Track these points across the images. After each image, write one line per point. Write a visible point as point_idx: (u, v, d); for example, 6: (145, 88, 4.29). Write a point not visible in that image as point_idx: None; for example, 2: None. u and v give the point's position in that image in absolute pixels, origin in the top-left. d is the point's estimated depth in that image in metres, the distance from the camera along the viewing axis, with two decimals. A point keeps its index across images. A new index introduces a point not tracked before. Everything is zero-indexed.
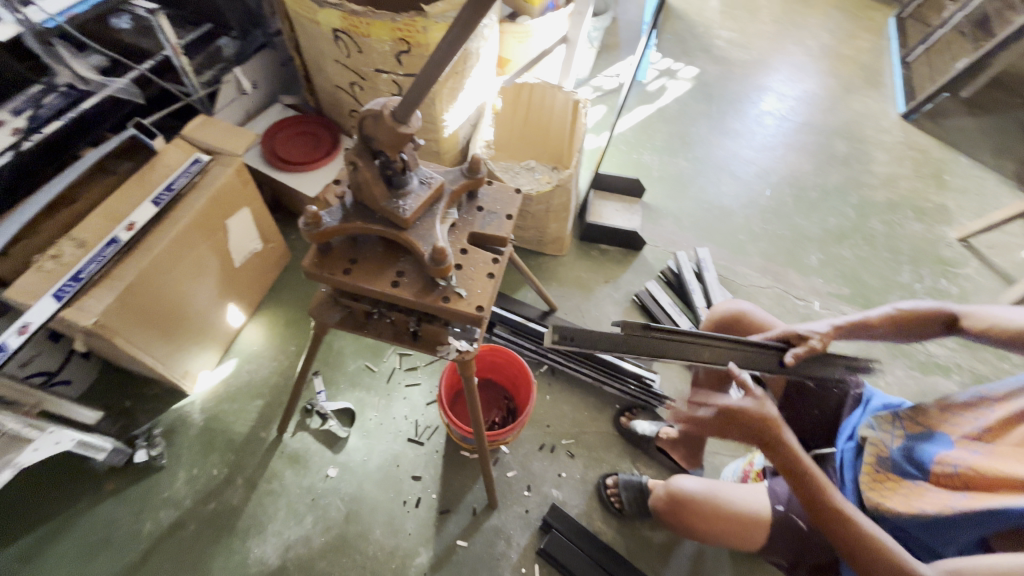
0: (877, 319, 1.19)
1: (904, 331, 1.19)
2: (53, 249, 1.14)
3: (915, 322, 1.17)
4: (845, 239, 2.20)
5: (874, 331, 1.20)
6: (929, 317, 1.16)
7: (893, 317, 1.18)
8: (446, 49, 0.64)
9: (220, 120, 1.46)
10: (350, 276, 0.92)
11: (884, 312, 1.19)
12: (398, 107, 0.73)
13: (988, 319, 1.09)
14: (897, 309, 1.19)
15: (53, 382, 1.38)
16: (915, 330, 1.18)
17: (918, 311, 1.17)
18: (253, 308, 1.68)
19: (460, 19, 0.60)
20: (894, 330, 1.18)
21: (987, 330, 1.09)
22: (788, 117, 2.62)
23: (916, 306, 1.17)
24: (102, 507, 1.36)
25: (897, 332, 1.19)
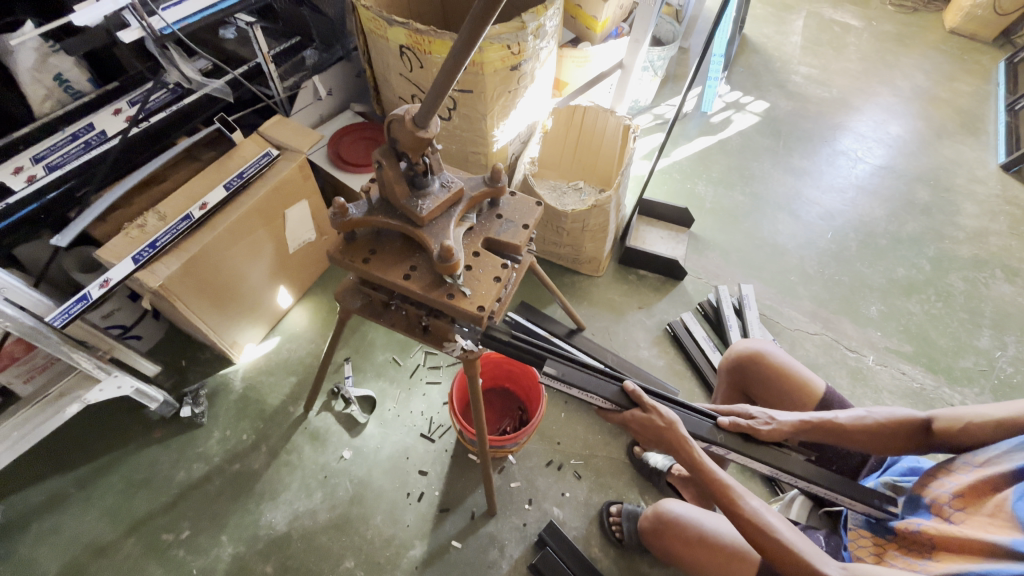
0: (849, 423, 1.09)
1: (880, 440, 1.07)
2: (140, 220, 1.33)
3: (887, 428, 1.07)
4: (915, 293, 2.02)
5: (847, 436, 1.09)
6: (899, 422, 1.06)
7: (865, 422, 1.08)
8: (453, 62, 0.70)
9: (291, 120, 1.63)
10: (367, 265, 1.00)
11: (852, 414, 1.10)
12: (417, 113, 0.81)
13: (959, 418, 1.00)
14: (867, 414, 1.09)
15: (127, 335, 1.58)
16: (892, 439, 1.07)
17: (890, 417, 1.07)
18: (302, 292, 1.83)
19: (463, 35, 0.67)
20: (864, 436, 1.07)
21: (961, 431, 0.99)
22: (864, 159, 2.47)
23: (887, 413, 1.08)
24: (148, 451, 1.52)
25: (873, 440, 1.08)
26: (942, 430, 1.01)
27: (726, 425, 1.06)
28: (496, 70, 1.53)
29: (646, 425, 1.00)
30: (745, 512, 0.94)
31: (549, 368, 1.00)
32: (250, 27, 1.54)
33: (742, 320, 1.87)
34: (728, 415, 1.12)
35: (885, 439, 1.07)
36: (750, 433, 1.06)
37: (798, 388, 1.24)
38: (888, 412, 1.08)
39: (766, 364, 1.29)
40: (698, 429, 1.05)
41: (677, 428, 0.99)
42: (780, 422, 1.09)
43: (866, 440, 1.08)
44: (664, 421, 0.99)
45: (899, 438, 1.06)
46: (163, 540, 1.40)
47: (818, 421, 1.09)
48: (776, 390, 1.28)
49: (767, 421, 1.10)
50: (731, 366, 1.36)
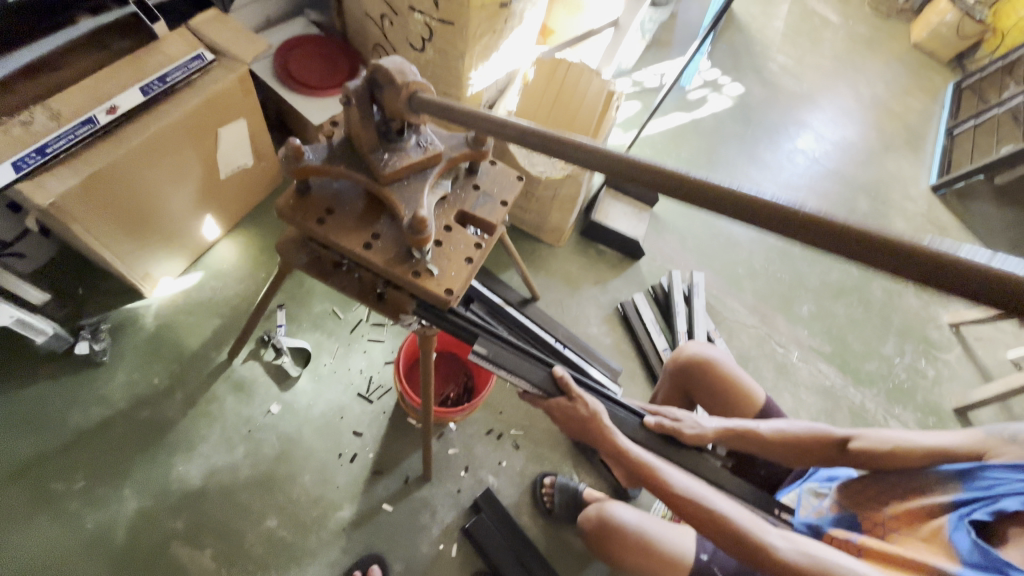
0: (769, 434, 1.15)
1: (795, 452, 1.15)
2: (24, 116, 1.07)
3: (804, 441, 1.14)
4: (841, 297, 2.17)
5: (761, 443, 1.16)
6: (818, 437, 1.13)
7: (785, 433, 1.15)
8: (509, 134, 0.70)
9: (231, 19, 1.37)
10: (323, 227, 0.88)
11: (774, 426, 1.16)
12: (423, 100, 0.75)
13: (876, 440, 1.06)
14: (789, 427, 1.16)
15: (6, 253, 1.31)
16: (807, 450, 1.13)
17: (810, 431, 1.14)
18: (231, 224, 1.62)
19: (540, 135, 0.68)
20: (778, 445, 1.15)
21: (876, 452, 1.05)
22: (820, 160, 2.54)
23: (807, 428, 1.15)
24: (34, 389, 1.32)
25: (787, 451, 1.15)
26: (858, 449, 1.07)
27: (652, 424, 1.16)
28: (483, 6, 1.36)
29: (570, 414, 1.03)
30: (674, 490, 0.98)
31: (478, 347, 0.98)
32: None
33: (689, 307, 1.92)
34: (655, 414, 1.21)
35: (802, 451, 1.14)
36: (673, 434, 1.16)
37: (742, 398, 1.30)
38: (809, 427, 1.15)
39: (713, 372, 1.31)
40: (625, 425, 1.15)
41: (600, 418, 1.02)
42: (705, 427, 1.16)
43: (779, 450, 1.15)
44: (588, 410, 1.02)
45: (815, 450, 1.13)
46: (53, 490, 1.24)
47: (738, 429, 1.16)
48: (719, 396, 1.32)
49: (694, 424, 1.18)
50: (678, 368, 1.37)
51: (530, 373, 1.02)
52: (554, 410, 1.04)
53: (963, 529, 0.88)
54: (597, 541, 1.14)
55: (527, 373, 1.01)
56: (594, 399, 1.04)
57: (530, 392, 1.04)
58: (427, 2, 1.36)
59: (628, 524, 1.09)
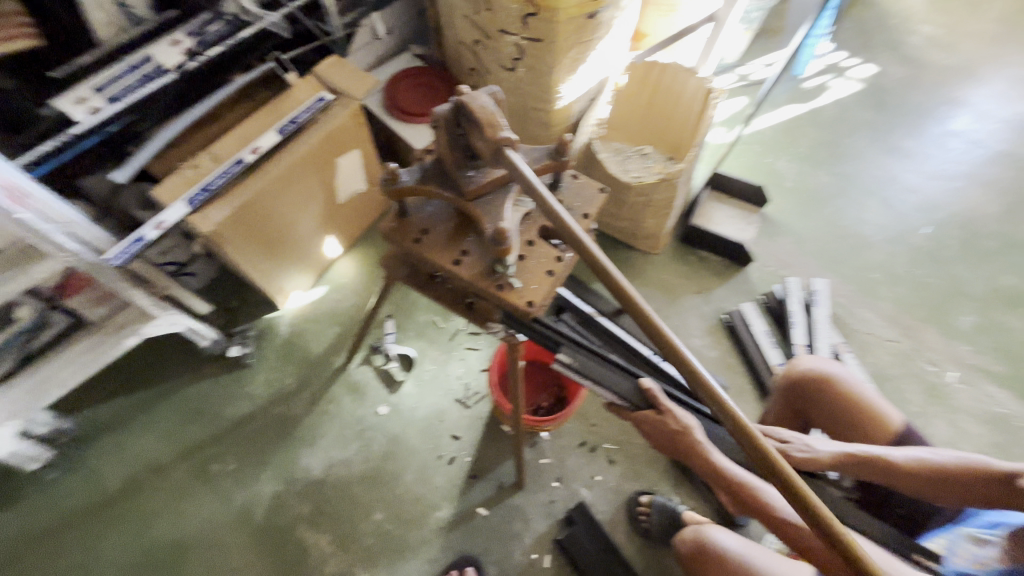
0: (902, 462, 1.00)
1: (939, 487, 0.98)
2: (195, 161, 1.32)
3: (955, 475, 0.97)
4: (1018, 306, 1.78)
5: (894, 474, 1.01)
6: (971, 471, 0.96)
7: (924, 464, 0.99)
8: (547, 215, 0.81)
9: (348, 62, 1.55)
10: (418, 246, 0.95)
11: (910, 454, 1.01)
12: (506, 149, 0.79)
13: None
14: (930, 458, 1.00)
15: (183, 271, 1.60)
16: (954, 485, 0.97)
17: (959, 464, 0.97)
18: (349, 243, 1.81)
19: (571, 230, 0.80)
20: (917, 479, 0.99)
21: None
22: (983, 143, 2.13)
23: (955, 460, 0.97)
24: (200, 384, 1.60)
25: (928, 485, 0.99)
26: None
27: (752, 444, 1.13)
28: (570, 18, 1.37)
29: (660, 428, 1.04)
30: (781, 516, 0.97)
31: (563, 356, 1.00)
32: None
33: (809, 318, 1.72)
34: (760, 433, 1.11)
35: (946, 486, 0.97)
36: None
37: (872, 421, 1.13)
38: (958, 458, 0.98)
39: (831, 389, 1.17)
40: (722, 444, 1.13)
41: (693, 433, 1.02)
42: (818, 452, 1.04)
43: (917, 484, 0.99)
44: (680, 425, 1.02)
45: (963, 485, 0.96)
46: (212, 469, 1.48)
47: (865, 455, 1.02)
48: (842, 418, 1.17)
49: (804, 448, 1.05)
50: (790, 386, 1.23)
51: (612, 383, 1.03)
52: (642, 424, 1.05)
53: None
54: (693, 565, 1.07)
55: (611, 382, 1.03)
56: (686, 414, 1.03)
57: (615, 403, 1.06)
58: (516, 23, 1.42)
59: (727, 549, 1.01)
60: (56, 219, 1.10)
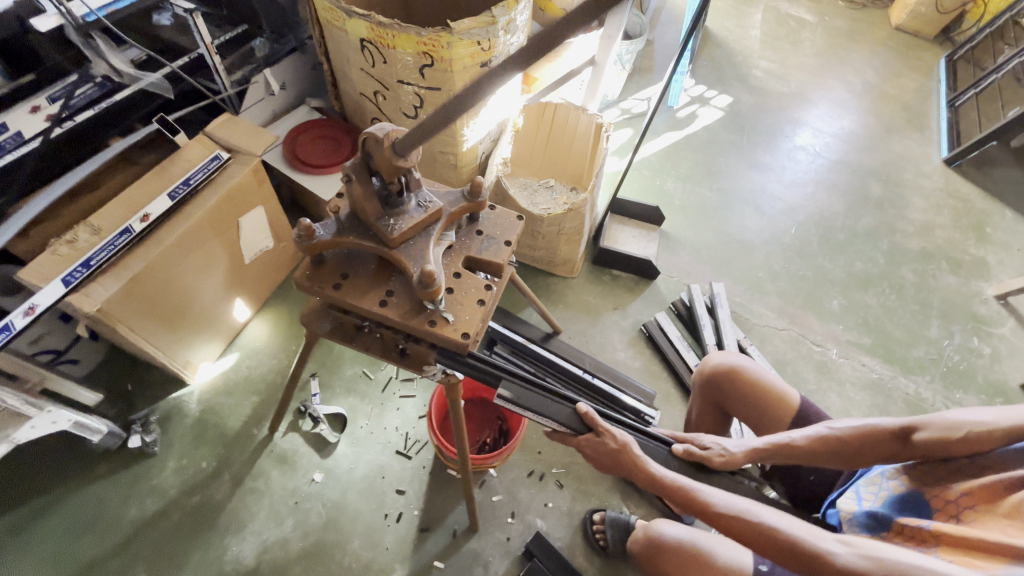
0: (806, 442, 1.11)
1: (844, 454, 1.09)
2: (69, 235, 1.18)
3: (857, 441, 1.07)
4: (871, 286, 2.10)
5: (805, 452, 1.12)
6: (870, 434, 1.06)
7: (840, 437, 1.08)
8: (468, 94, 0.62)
9: (241, 119, 1.50)
10: (340, 292, 0.93)
11: (812, 433, 1.11)
12: (399, 140, 0.76)
13: (942, 425, 0.99)
14: (832, 429, 1.10)
15: (61, 360, 1.41)
16: (861, 451, 1.07)
17: (859, 431, 1.07)
18: (260, 304, 1.71)
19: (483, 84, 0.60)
20: (826, 453, 1.09)
21: (943, 437, 0.98)
22: (822, 154, 2.54)
23: (855, 427, 1.08)
24: (93, 487, 1.39)
25: (836, 457, 1.09)
26: (924, 438, 1.00)
27: (681, 451, 1.14)
28: (464, 67, 1.46)
29: (599, 449, 1.03)
30: (718, 510, 0.95)
31: (504, 390, 1.00)
32: (190, 15, 1.38)
33: (714, 319, 1.89)
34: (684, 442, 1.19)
35: (854, 454, 1.08)
36: (704, 462, 1.14)
37: (777, 403, 1.26)
38: (859, 425, 1.08)
39: (741, 380, 1.29)
40: (656, 455, 1.14)
41: (630, 448, 1.01)
42: (732, 452, 1.13)
43: (824, 457, 1.10)
44: (617, 442, 1.01)
45: (865, 449, 1.07)
46: None
47: (775, 445, 1.13)
48: (755, 404, 1.28)
49: (721, 451, 1.14)
50: (705, 382, 1.35)
51: (549, 412, 1.02)
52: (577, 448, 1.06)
53: None
54: (648, 563, 1.10)
55: (550, 412, 1.02)
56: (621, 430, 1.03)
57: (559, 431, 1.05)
58: (414, 74, 1.47)
59: (678, 542, 1.05)
60: None
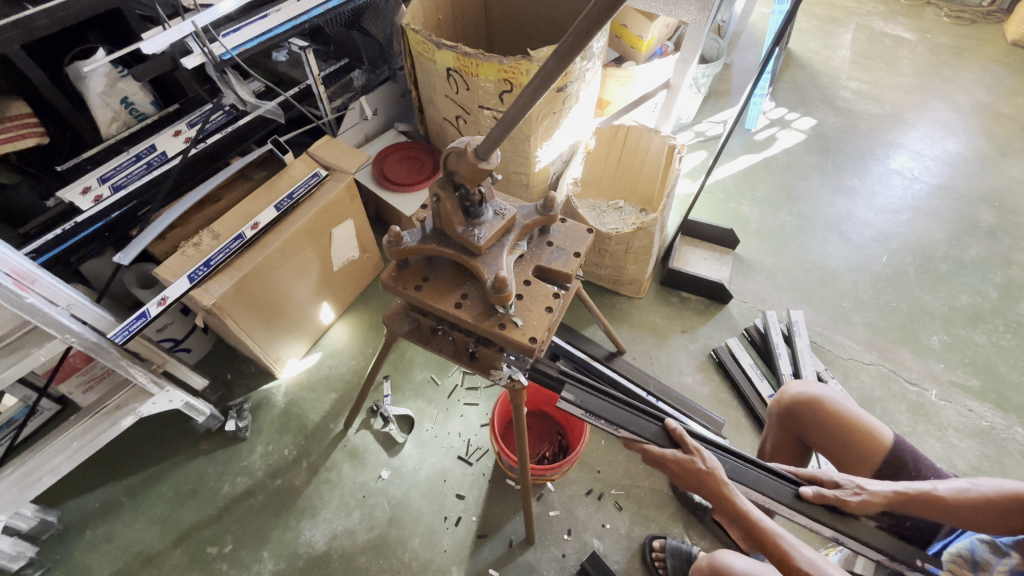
0: (950, 494, 1.02)
1: (982, 515, 0.99)
2: (196, 239, 1.38)
3: (995, 502, 0.98)
4: (980, 322, 1.89)
5: (947, 509, 1.01)
6: (1011, 498, 0.97)
7: (966, 496, 1.01)
8: (530, 95, 0.66)
9: (339, 141, 1.68)
10: (420, 293, 1.01)
11: (952, 484, 1.03)
12: (479, 146, 0.81)
13: None
14: (972, 487, 1.02)
15: (178, 347, 1.62)
16: (1006, 514, 0.97)
17: (997, 494, 0.99)
18: (343, 309, 1.86)
19: (543, 71, 0.62)
20: (968, 511, 1.00)
21: None
22: (922, 178, 2.35)
23: (994, 489, 1.00)
24: (194, 463, 1.56)
25: (976, 515, 0.99)
26: None
27: (810, 495, 0.98)
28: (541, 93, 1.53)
29: (684, 469, 0.96)
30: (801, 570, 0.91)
31: (567, 395, 0.99)
32: (303, 51, 1.53)
33: (791, 348, 1.79)
34: (811, 482, 1.06)
35: (1004, 515, 0.97)
36: (837, 504, 1.00)
37: (865, 440, 1.17)
38: (999, 486, 1.00)
39: (825, 412, 1.20)
40: (778, 493, 0.99)
41: (718, 474, 0.95)
42: (871, 492, 1.02)
43: (966, 515, 1.00)
44: (706, 465, 0.94)
45: (1015, 515, 0.96)
46: (207, 552, 1.42)
47: (914, 491, 1.03)
48: (838, 439, 1.19)
49: (857, 491, 1.03)
50: (783, 411, 1.28)
51: (631, 423, 0.99)
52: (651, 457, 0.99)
53: None
54: None
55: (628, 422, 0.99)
56: (711, 454, 0.97)
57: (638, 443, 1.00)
58: (494, 100, 1.58)
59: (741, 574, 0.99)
60: (60, 302, 1.11)
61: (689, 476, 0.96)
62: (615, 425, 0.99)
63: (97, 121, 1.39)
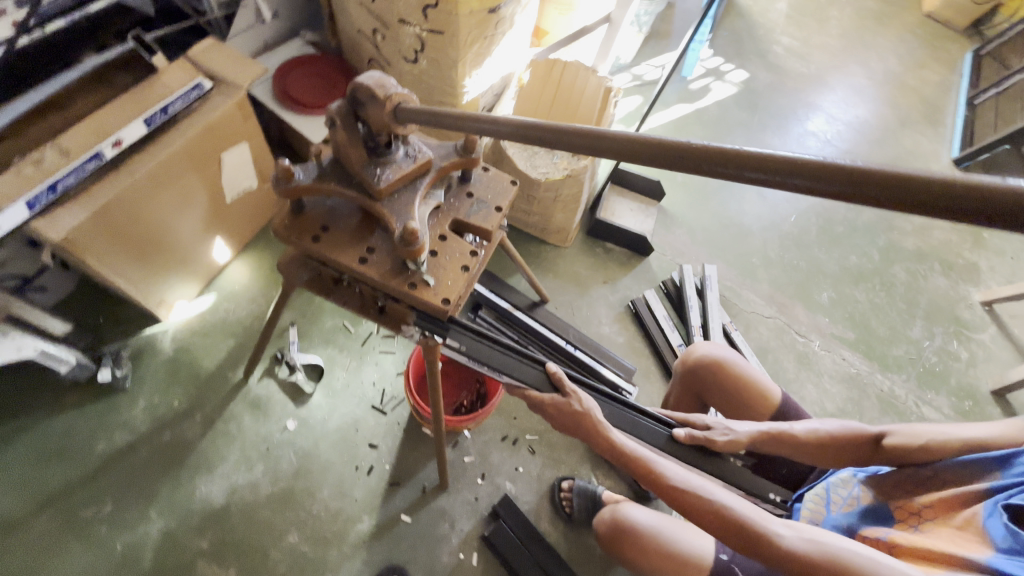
0: (804, 434, 1.11)
1: (825, 451, 1.11)
2: (35, 154, 1.10)
3: (837, 440, 1.10)
4: (862, 281, 2.09)
5: (800, 447, 1.12)
6: (850, 435, 1.10)
7: (818, 435, 1.11)
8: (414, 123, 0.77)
9: (228, 46, 1.40)
10: (318, 244, 0.91)
11: (809, 425, 1.12)
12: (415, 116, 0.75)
13: (913, 437, 1.01)
14: (822, 427, 1.12)
15: (28, 287, 1.37)
16: (843, 450, 1.10)
17: (840, 433, 1.11)
18: (241, 246, 1.65)
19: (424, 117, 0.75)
20: (817, 450, 1.11)
21: (911, 450, 1.01)
22: (833, 142, 2.47)
23: (839, 428, 1.11)
24: (60, 418, 1.37)
25: (821, 452, 1.12)
26: (891, 447, 1.04)
27: (683, 437, 1.14)
28: (472, 12, 1.35)
29: (563, 411, 1.01)
30: (670, 483, 0.96)
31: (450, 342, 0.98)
32: None
33: (703, 301, 1.88)
34: (685, 426, 1.19)
35: (836, 450, 1.11)
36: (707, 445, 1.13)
37: (757, 399, 1.26)
38: (841, 424, 1.12)
39: (725, 373, 1.28)
40: (656, 438, 1.14)
41: (592, 414, 1.00)
42: (737, 433, 1.13)
43: (815, 451, 1.12)
44: (581, 406, 1.00)
45: (853, 450, 1.10)
46: (82, 514, 1.28)
47: (774, 432, 1.12)
48: (732, 398, 1.29)
49: (725, 432, 1.14)
50: (687, 370, 1.34)
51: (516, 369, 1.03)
52: (534, 403, 1.02)
53: (998, 516, 0.81)
54: (612, 542, 1.12)
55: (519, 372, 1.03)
56: (587, 396, 1.02)
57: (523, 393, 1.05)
58: (416, 14, 1.36)
59: (642, 526, 1.06)
60: None
61: (568, 420, 1.01)
62: (497, 372, 1.02)
63: None
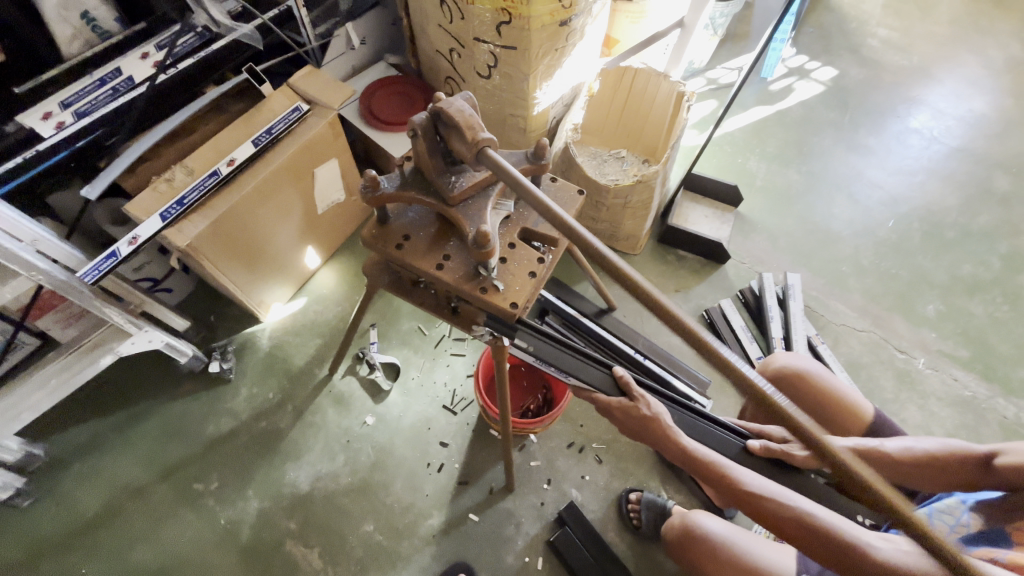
0: (896, 451, 1.10)
1: (924, 472, 1.07)
2: (167, 173, 1.29)
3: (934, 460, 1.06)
4: (979, 292, 1.86)
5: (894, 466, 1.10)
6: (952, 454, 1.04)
7: (913, 456, 1.08)
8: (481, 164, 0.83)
9: (322, 72, 1.55)
10: (400, 250, 0.97)
11: (901, 444, 1.10)
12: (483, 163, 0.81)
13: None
14: (920, 447, 1.08)
15: (158, 287, 1.58)
16: (943, 472, 1.05)
17: (942, 453, 1.05)
18: (330, 253, 1.80)
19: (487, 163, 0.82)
20: (914, 470, 1.08)
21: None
22: (940, 139, 2.23)
23: (941, 447, 1.06)
24: (178, 403, 1.56)
25: (917, 473, 1.08)
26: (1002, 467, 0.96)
27: (757, 449, 1.16)
28: (543, 26, 1.40)
29: (631, 415, 1.03)
30: (748, 488, 0.99)
31: (519, 343, 1.00)
32: None
33: (785, 311, 1.77)
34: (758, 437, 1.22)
35: (935, 471, 1.06)
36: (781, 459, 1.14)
37: (847, 414, 1.21)
38: (942, 443, 1.07)
39: (807, 385, 1.22)
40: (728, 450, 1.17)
41: (662, 419, 1.02)
42: (815, 448, 1.12)
43: (909, 472, 1.09)
44: (650, 411, 1.02)
45: (955, 471, 1.03)
46: (193, 488, 1.45)
47: (858, 449, 1.12)
48: (817, 412, 1.22)
49: (802, 447, 1.14)
50: (766, 382, 1.29)
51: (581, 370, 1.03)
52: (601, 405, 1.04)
53: None
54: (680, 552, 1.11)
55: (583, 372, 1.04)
56: (656, 402, 1.04)
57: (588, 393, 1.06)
58: (490, 32, 1.43)
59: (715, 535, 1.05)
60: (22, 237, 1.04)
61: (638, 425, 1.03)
62: (563, 373, 1.03)
63: (55, 38, 1.21)
